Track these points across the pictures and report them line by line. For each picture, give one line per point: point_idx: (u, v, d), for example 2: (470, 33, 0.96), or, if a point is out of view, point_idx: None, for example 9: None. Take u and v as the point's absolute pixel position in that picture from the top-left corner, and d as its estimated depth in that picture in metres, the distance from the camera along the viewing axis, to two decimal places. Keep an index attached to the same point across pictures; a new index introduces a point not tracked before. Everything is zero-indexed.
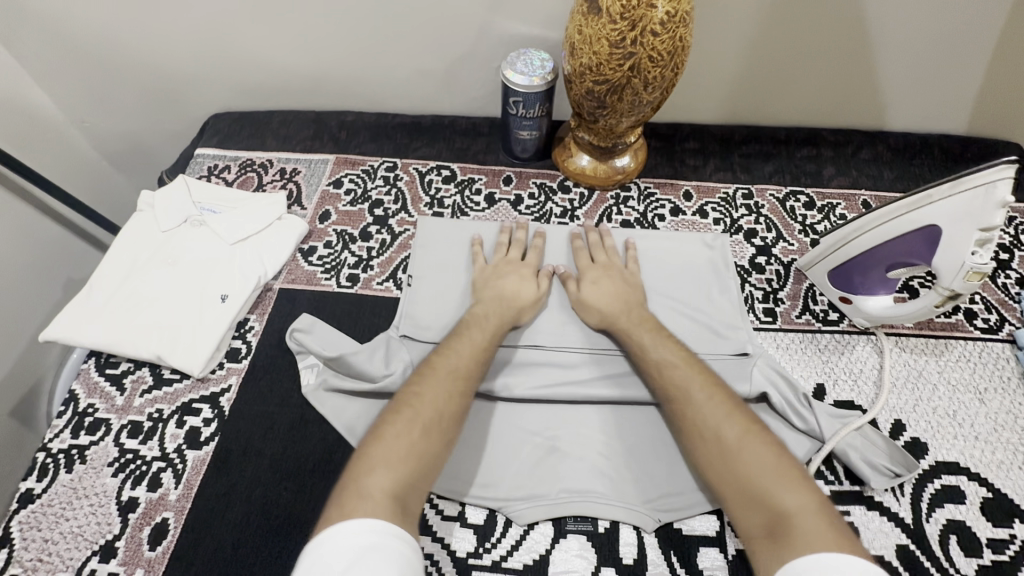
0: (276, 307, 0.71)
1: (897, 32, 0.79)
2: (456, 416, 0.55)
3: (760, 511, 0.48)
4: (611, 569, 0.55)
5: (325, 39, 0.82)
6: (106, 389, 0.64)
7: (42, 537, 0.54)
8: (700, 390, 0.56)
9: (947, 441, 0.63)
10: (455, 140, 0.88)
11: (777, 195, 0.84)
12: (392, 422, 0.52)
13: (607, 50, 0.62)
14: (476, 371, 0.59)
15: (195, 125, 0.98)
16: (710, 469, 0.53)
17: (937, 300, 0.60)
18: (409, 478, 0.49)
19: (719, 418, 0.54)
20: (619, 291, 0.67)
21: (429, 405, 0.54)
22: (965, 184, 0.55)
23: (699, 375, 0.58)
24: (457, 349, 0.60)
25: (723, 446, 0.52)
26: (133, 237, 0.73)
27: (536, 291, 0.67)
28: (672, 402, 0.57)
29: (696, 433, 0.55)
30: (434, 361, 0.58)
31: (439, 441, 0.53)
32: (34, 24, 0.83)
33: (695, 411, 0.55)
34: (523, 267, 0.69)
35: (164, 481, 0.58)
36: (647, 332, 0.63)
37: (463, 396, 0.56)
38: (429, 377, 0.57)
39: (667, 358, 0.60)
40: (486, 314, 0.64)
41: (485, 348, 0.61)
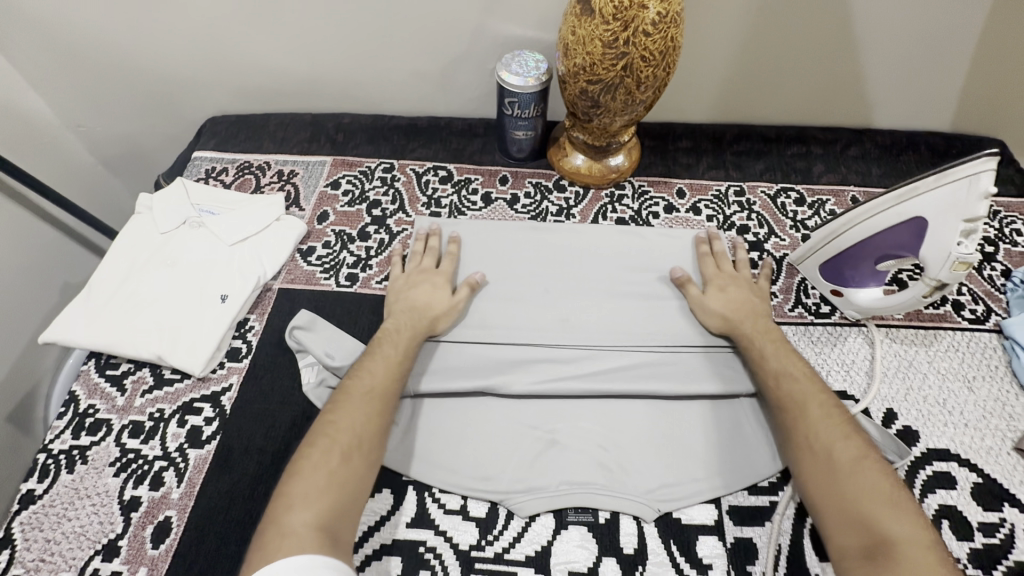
0: (275, 307, 0.71)
1: (882, 32, 0.81)
2: (378, 434, 0.56)
3: (860, 532, 0.49)
4: (612, 558, 0.55)
5: (322, 41, 0.83)
6: (107, 390, 0.64)
7: (44, 538, 0.54)
8: (819, 405, 0.57)
9: (938, 429, 0.64)
10: (451, 141, 0.89)
11: (768, 192, 0.86)
12: (312, 453, 0.53)
13: (600, 50, 0.64)
14: (393, 386, 0.59)
15: (192, 129, 0.98)
16: (811, 479, 0.54)
17: (924, 290, 0.61)
18: (334, 507, 0.50)
19: (837, 435, 0.55)
20: (740, 298, 0.68)
21: (346, 429, 0.54)
22: (952, 176, 0.56)
23: (821, 391, 0.59)
24: (369, 368, 0.60)
25: (835, 464, 0.53)
26: (131, 239, 0.73)
27: (450, 301, 0.68)
28: (788, 411, 0.58)
29: (805, 443, 0.55)
30: (348, 385, 0.58)
31: (361, 463, 0.54)
32: (31, 30, 0.83)
33: (810, 424, 0.56)
34: (436, 280, 0.70)
35: (166, 479, 0.58)
36: (768, 341, 0.64)
37: (382, 414, 0.57)
38: (342, 401, 0.57)
39: (788, 370, 0.61)
40: (397, 329, 0.64)
41: (399, 362, 0.61)
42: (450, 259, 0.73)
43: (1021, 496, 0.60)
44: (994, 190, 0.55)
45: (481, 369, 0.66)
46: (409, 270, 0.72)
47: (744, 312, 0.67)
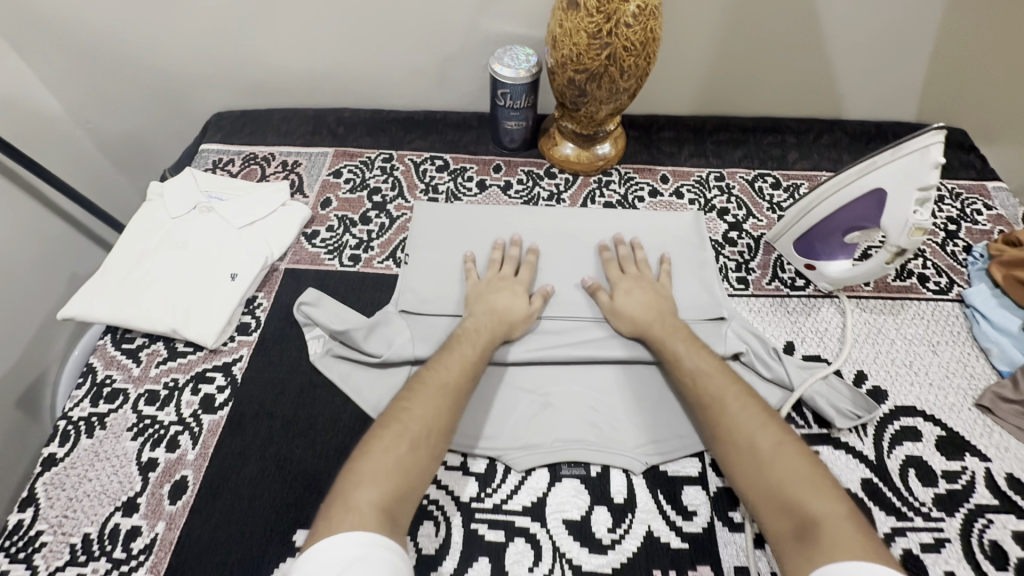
0: (282, 285, 0.75)
1: (847, 28, 0.87)
2: (444, 430, 0.57)
3: (789, 516, 0.51)
4: (603, 507, 0.59)
5: (324, 39, 0.88)
6: (123, 362, 0.67)
7: (67, 496, 0.58)
8: (733, 400, 0.59)
9: (905, 388, 0.69)
10: (447, 133, 0.94)
11: (747, 177, 0.91)
12: (382, 436, 0.55)
13: (586, 41, 0.69)
14: (466, 386, 0.61)
15: (198, 125, 1.03)
16: (739, 472, 0.55)
17: (886, 256, 0.67)
18: (397, 491, 0.52)
19: (755, 426, 0.56)
20: (652, 305, 0.69)
21: (417, 419, 0.56)
22: (905, 150, 0.61)
23: (735, 386, 0.60)
24: (447, 363, 0.62)
25: (759, 454, 0.55)
26: (144, 224, 0.77)
27: (527, 308, 0.69)
28: (708, 412, 0.59)
29: (728, 439, 0.57)
30: (424, 376, 0.60)
31: (427, 455, 0.55)
32: (47, 29, 0.88)
33: (730, 420, 0.58)
34: (514, 287, 0.71)
35: (182, 442, 0.61)
36: (680, 342, 0.65)
37: (450, 411, 0.58)
38: (417, 391, 0.59)
39: (701, 368, 0.62)
40: (476, 329, 0.66)
41: (475, 362, 0.63)
42: (526, 267, 0.74)
43: (980, 447, 0.65)
44: (943, 160, 0.60)
45: None
46: (487, 275, 0.73)
47: (659, 318, 0.68)
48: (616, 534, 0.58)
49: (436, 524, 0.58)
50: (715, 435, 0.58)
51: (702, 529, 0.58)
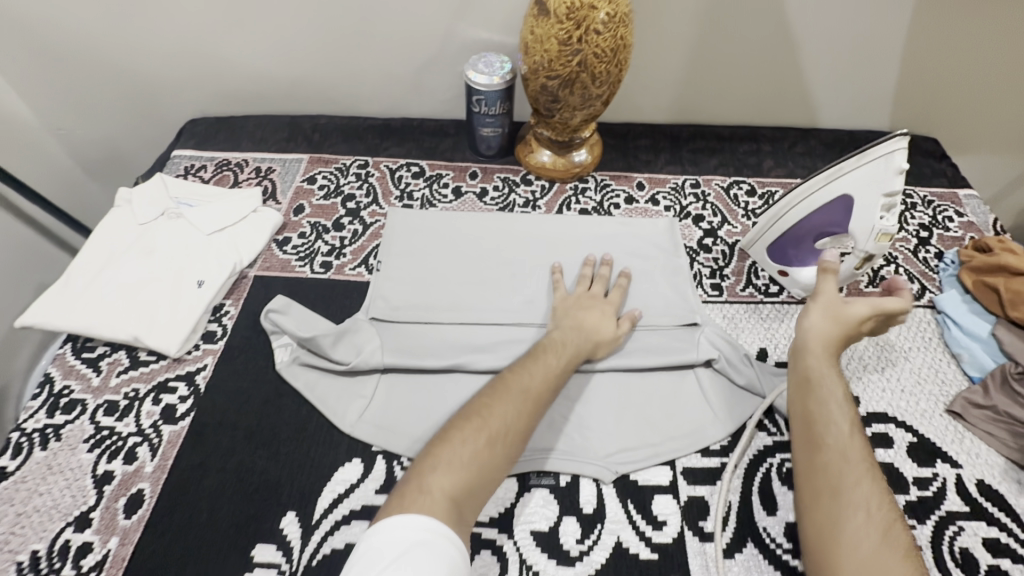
0: (251, 293, 0.74)
1: (819, 38, 0.88)
2: (523, 434, 0.56)
3: None
4: (572, 518, 0.58)
5: (300, 46, 0.88)
6: (83, 371, 0.65)
7: (16, 511, 0.56)
8: (863, 475, 0.54)
9: (877, 394, 0.69)
10: (424, 140, 0.94)
11: (722, 184, 0.92)
12: (463, 428, 0.55)
13: (557, 48, 0.69)
14: (548, 395, 0.60)
15: (172, 131, 1.01)
16: (839, 543, 0.50)
17: (856, 262, 0.69)
18: (469, 484, 0.51)
19: (879, 511, 0.51)
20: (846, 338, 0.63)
21: (501, 419, 0.56)
22: (873, 157, 0.63)
23: (871, 465, 0.55)
24: (534, 371, 0.61)
25: (876, 540, 0.49)
26: (110, 230, 0.76)
27: (614, 331, 0.68)
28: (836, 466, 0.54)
29: (842, 509, 0.52)
30: (508, 378, 0.60)
31: (502, 455, 0.54)
32: (18, 34, 0.87)
33: (851, 491, 0.53)
34: (605, 307, 0.70)
35: (140, 454, 0.60)
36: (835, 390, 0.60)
37: (532, 415, 0.58)
38: (503, 392, 0.58)
39: (840, 428, 0.57)
40: (563, 342, 0.65)
41: (560, 373, 0.62)
42: (619, 292, 0.73)
43: (951, 453, 0.65)
44: (906, 166, 0.63)
45: (451, 349, 0.69)
46: (576, 291, 0.73)
47: (839, 347, 0.63)
48: (584, 545, 0.57)
49: None
50: (832, 495, 0.53)
51: (672, 539, 0.57)
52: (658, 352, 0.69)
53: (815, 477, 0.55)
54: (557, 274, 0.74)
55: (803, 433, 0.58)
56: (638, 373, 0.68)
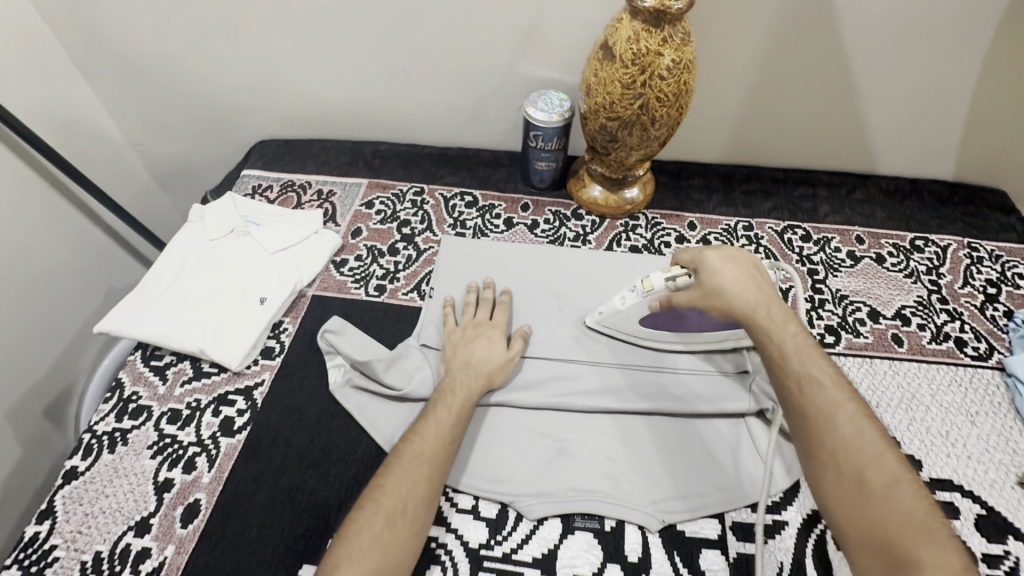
0: (308, 311, 0.77)
1: (883, 86, 0.87)
2: (425, 500, 0.54)
3: (885, 553, 0.44)
4: (616, 565, 0.57)
5: (368, 78, 0.92)
6: (150, 378, 0.69)
7: (83, 511, 0.58)
8: (849, 419, 0.51)
9: (941, 460, 0.66)
10: (478, 169, 0.96)
11: (776, 228, 0.91)
12: (357, 516, 0.52)
13: (620, 91, 0.71)
14: (443, 455, 0.57)
15: (242, 150, 1.08)
16: (833, 494, 0.49)
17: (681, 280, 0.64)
18: (380, 568, 0.49)
19: (868, 449, 0.49)
20: (750, 286, 0.61)
21: (396, 493, 0.53)
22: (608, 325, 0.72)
23: (851, 401, 0.53)
24: (424, 433, 0.58)
25: (865, 485, 0.48)
26: (183, 244, 0.80)
27: (503, 357, 0.67)
28: (810, 420, 0.53)
29: (824, 465, 0.50)
30: (400, 449, 0.57)
31: (406, 528, 0.52)
32: (113, 57, 0.94)
33: (838, 438, 0.51)
34: (492, 334, 0.69)
35: (198, 464, 0.62)
36: (791, 336, 0.57)
37: (431, 480, 0.55)
38: (395, 465, 0.55)
39: (813, 373, 0.54)
40: (452, 389, 0.63)
41: (453, 428, 0.59)
42: (501, 311, 0.73)
43: None
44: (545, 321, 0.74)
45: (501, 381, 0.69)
46: (463, 322, 0.71)
47: (758, 303, 0.59)
48: None
49: (443, 569, 0.57)
50: (814, 451, 0.51)
51: None
52: (710, 398, 0.68)
53: (799, 431, 0.53)
54: (446, 307, 0.73)
55: (777, 385, 0.56)
56: (688, 418, 0.67)
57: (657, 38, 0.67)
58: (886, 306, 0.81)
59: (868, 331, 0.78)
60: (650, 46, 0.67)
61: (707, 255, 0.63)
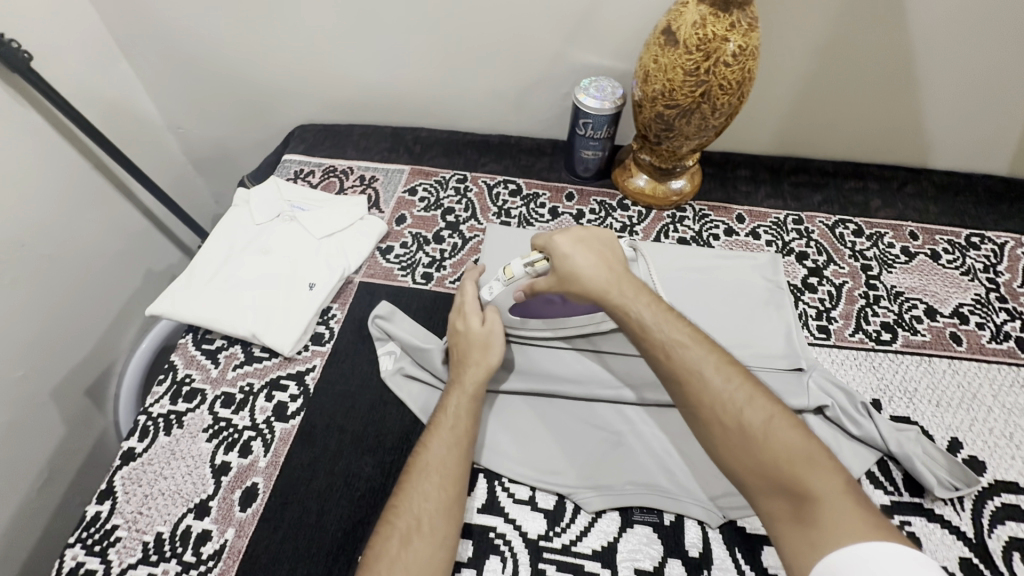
0: (356, 298, 0.76)
1: (946, 80, 0.85)
2: (444, 512, 0.52)
3: (781, 494, 0.46)
4: (678, 560, 0.56)
5: (412, 63, 0.91)
6: (202, 361, 0.69)
7: (142, 492, 0.59)
8: (717, 370, 0.54)
9: (1005, 461, 0.64)
10: (521, 158, 0.95)
11: (827, 222, 0.89)
12: (375, 543, 0.50)
13: (681, 78, 0.69)
14: (455, 461, 0.55)
15: (280, 135, 1.08)
16: (728, 452, 0.50)
17: (535, 263, 0.64)
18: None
19: (742, 397, 0.51)
20: (598, 264, 0.62)
21: (410, 512, 0.51)
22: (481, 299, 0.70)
23: (713, 353, 0.55)
24: (432, 442, 0.57)
25: (746, 432, 0.50)
26: (230, 227, 0.80)
27: (484, 333, 0.64)
28: (684, 384, 0.54)
29: (710, 424, 0.52)
30: (410, 464, 0.55)
31: (425, 546, 0.50)
32: (158, 39, 0.93)
33: (712, 393, 0.52)
34: (465, 317, 0.66)
35: (254, 448, 0.62)
36: (647, 306, 0.59)
37: (448, 488, 0.53)
38: (407, 482, 0.54)
39: (675, 336, 0.57)
40: (447, 393, 0.61)
41: (461, 430, 0.58)
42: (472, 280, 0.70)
43: None
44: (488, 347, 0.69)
45: (550, 374, 0.68)
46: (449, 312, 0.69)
47: (614, 277, 0.62)
48: None
49: (502, 560, 0.56)
50: (698, 414, 0.53)
51: None
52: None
53: (678, 397, 0.55)
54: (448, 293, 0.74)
55: (648, 357, 0.58)
56: None
57: (723, 22, 0.65)
58: (942, 304, 0.79)
59: (926, 329, 0.76)
60: (717, 31, 0.65)
61: (557, 240, 0.63)
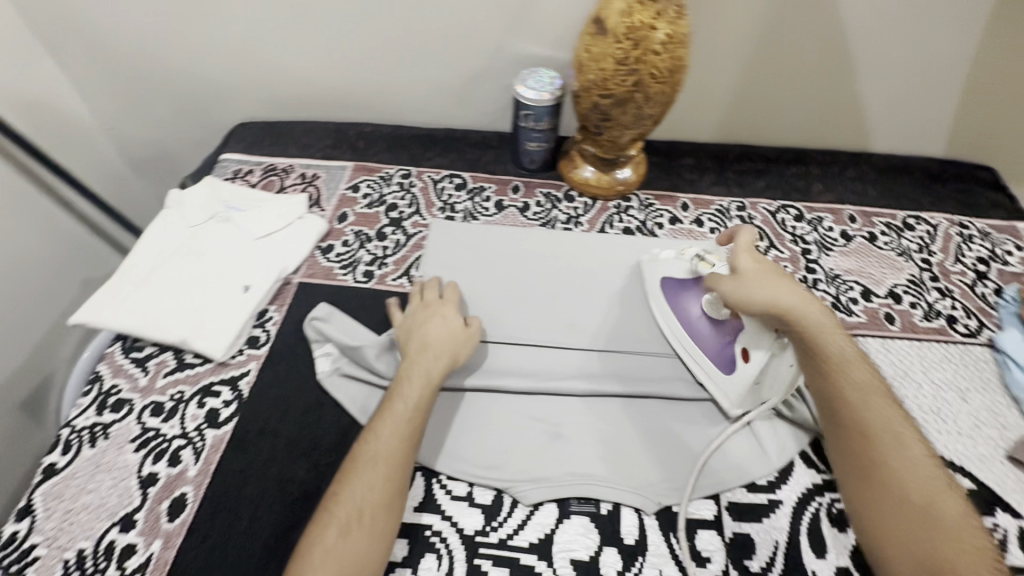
0: (294, 299, 0.74)
1: (880, 64, 0.86)
2: (385, 502, 0.52)
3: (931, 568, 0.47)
4: (613, 548, 0.57)
5: (350, 56, 0.88)
6: (131, 370, 0.67)
7: (64, 508, 0.57)
8: (903, 435, 0.54)
9: (932, 436, 0.66)
10: (467, 151, 0.94)
11: (769, 208, 0.90)
12: (313, 531, 0.50)
13: (613, 67, 0.68)
14: (400, 451, 0.55)
15: (220, 135, 1.04)
16: (878, 512, 0.51)
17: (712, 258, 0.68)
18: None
19: (920, 468, 0.52)
20: (787, 287, 0.58)
21: (350, 502, 0.51)
22: (647, 274, 0.76)
23: (903, 418, 0.55)
24: (380, 430, 0.56)
25: (915, 502, 0.50)
26: (162, 231, 0.77)
27: (465, 330, 0.65)
28: (860, 440, 0.54)
29: (879, 484, 0.52)
30: (355, 452, 0.55)
31: (362, 536, 0.50)
32: (80, 36, 0.89)
33: (896, 458, 0.52)
34: (444, 312, 0.67)
35: (183, 457, 0.60)
36: (847, 351, 0.57)
37: (391, 478, 0.53)
38: (350, 471, 0.53)
39: (864, 389, 0.56)
40: (408, 377, 0.60)
41: (414, 418, 0.57)
42: (456, 291, 0.71)
43: (1013, 502, 0.61)
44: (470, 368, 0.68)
45: (489, 369, 0.68)
46: (412, 309, 0.69)
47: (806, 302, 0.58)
48: None
49: (438, 557, 0.56)
50: (867, 472, 0.53)
51: None
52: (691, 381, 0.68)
53: (844, 451, 0.55)
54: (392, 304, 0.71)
55: (823, 401, 0.57)
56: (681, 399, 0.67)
57: (650, 11, 0.65)
58: (878, 285, 0.81)
59: (861, 310, 0.78)
60: (644, 20, 0.65)
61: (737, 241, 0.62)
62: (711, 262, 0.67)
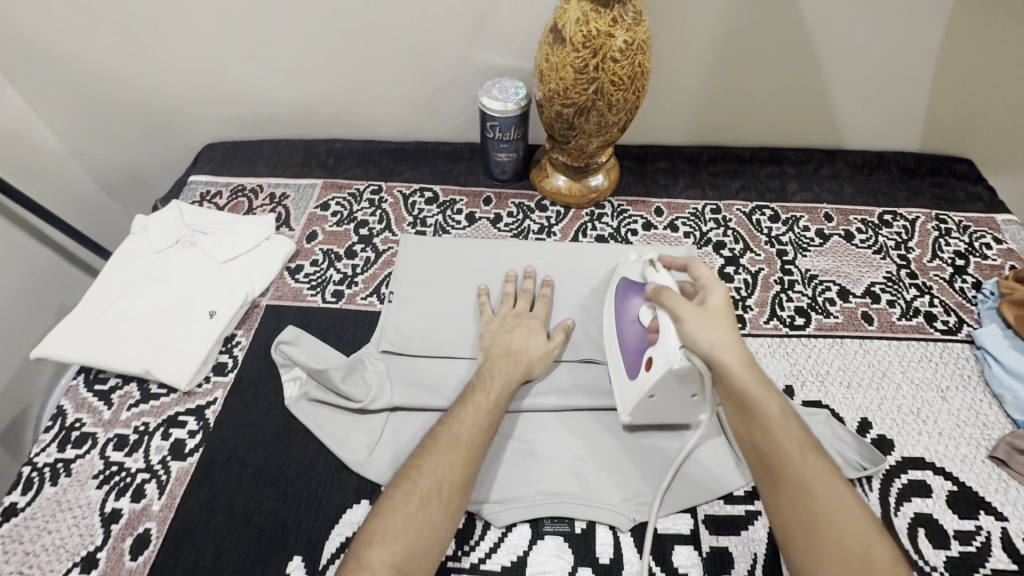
0: (262, 323, 0.73)
1: (846, 61, 0.86)
2: (463, 487, 0.53)
3: None
4: (588, 568, 0.56)
5: (313, 73, 0.88)
6: (94, 404, 0.65)
7: (24, 550, 0.55)
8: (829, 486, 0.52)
9: (912, 438, 0.65)
10: (438, 164, 0.93)
11: (744, 210, 0.89)
12: (393, 495, 0.51)
13: (572, 76, 0.68)
14: (482, 440, 0.56)
15: (190, 156, 1.03)
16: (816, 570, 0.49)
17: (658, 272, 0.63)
18: (412, 548, 0.49)
19: (848, 520, 0.50)
20: (730, 334, 0.56)
21: (432, 476, 0.52)
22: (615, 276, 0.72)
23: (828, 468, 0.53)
24: (462, 417, 0.57)
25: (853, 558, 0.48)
26: (126, 258, 0.76)
27: (545, 347, 0.66)
28: (788, 492, 0.52)
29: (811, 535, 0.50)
30: (437, 432, 0.56)
31: (440, 512, 0.51)
32: (39, 64, 0.88)
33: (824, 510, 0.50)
34: (532, 324, 0.68)
35: (148, 491, 0.59)
36: (770, 399, 0.55)
37: (469, 465, 0.54)
38: (433, 447, 0.55)
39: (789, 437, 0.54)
40: (491, 375, 0.62)
41: (493, 413, 0.58)
42: (544, 303, 0.72)
43: (995, 504, 0.60)
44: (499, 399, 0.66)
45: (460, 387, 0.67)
46: (502, 312, 0.70)
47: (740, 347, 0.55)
48: None
49: None
50: (801, 525, 0.51)
51: None
52: None
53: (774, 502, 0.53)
54: (482, 297, 0.72)
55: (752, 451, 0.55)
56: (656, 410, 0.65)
57: (606, 18, 0.64)
58: (855, 284, 0.80)
59: (839, 310, 0.77)
60: (600, 28, 0.64)
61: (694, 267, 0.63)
62: (660, 271, 0.64)
